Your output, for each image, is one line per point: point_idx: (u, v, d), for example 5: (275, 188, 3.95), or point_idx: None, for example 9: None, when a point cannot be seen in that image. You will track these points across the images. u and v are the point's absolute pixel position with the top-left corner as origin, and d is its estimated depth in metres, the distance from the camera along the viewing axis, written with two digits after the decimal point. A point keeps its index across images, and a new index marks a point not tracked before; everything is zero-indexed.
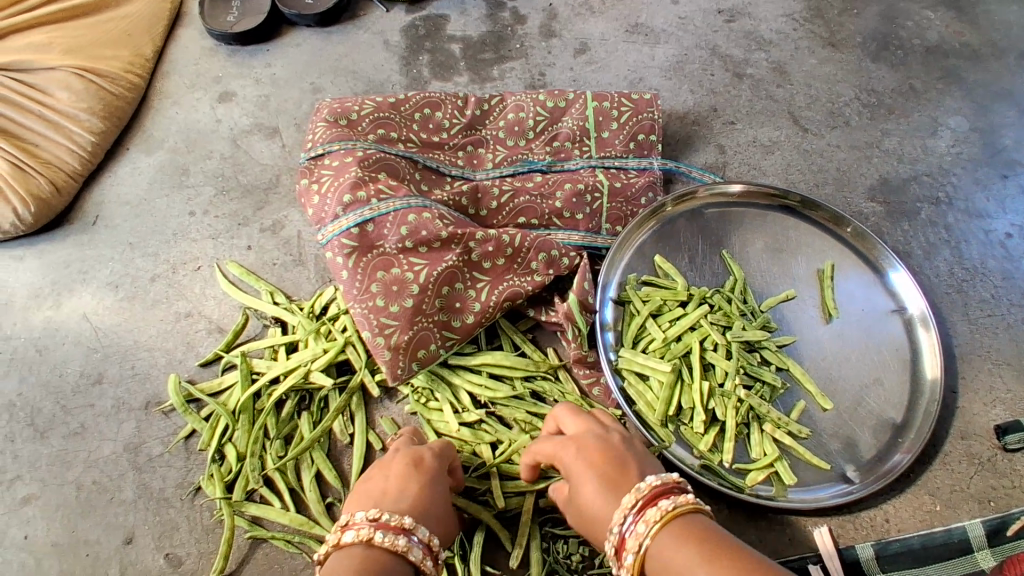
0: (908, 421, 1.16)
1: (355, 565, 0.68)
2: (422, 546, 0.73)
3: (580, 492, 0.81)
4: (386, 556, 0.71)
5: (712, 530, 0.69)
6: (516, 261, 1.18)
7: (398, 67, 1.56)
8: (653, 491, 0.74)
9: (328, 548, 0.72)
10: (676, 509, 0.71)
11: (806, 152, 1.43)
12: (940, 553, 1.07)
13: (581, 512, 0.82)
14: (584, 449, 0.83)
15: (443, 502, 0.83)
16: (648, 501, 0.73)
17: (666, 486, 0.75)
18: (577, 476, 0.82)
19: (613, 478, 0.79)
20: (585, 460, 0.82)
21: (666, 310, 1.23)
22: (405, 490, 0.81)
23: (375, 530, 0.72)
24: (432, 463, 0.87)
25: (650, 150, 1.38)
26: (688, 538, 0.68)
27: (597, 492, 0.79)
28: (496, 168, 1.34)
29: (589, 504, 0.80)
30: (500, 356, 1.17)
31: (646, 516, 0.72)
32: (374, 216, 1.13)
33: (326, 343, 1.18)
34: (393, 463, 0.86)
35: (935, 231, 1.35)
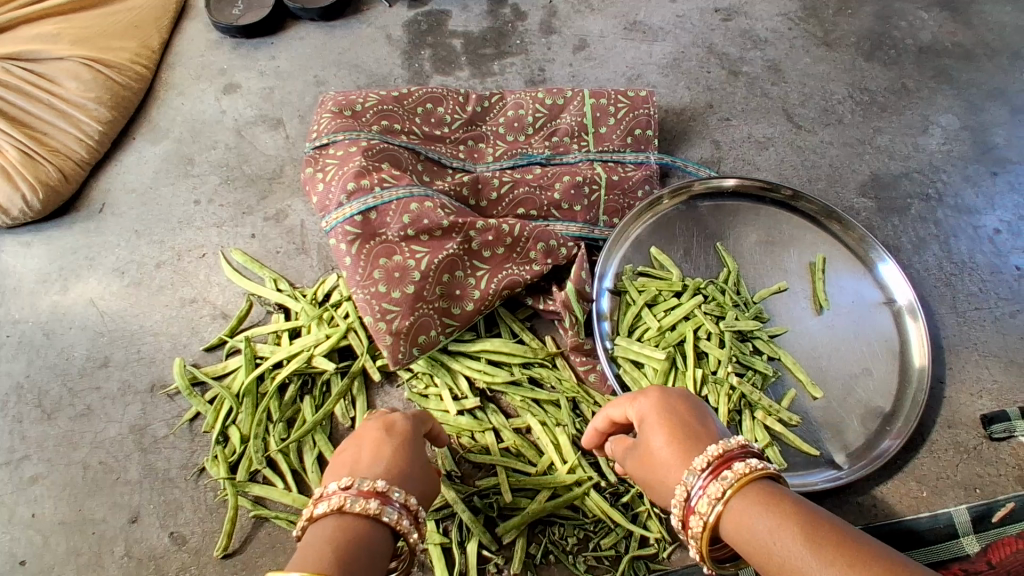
0: (896, 410, 1.19)
1: (330, 534, 0.67)
2: (398, 507, 0.73)
3: (647, 446, 0.77)
4: (362, 520, 0.70)
5: (790, 496, 0.65)
6: (515, 250, 1.21)
7: (400, 61, 1.59)
8: (725, 455, 0.70)
9: (304, 522, 0.71)
10: (749, 475, 0.68)
11: (800, 149, 1.46)
12: (926, 538, 1.09)
13: (648, 468, 0.77)
14: (657, 401, 0.79)
15: (418, 463, 0.82)
16: (719, 466, 0.69)
17: (738, 450, 0.70)
18: (646, 429, 0.78)
19: (686, 432, 0.75)
20: (656, 411, 0.78)
21: (660, 301, 1.26)
22: (379, 456, 0.80)
23: (350, 497, 0.71)
24: (403, 427, 0.87)
25: (647, 145, 1.41)
26: (764, 505, 0.65)
27: (668, 444, 0.74)
28: (496, 161, 1.38)
29: (658, 458, 0.75)
30: (499, 343, 1.20)
31: (716, 482, 0.68)
32: (377, 205, 1.16)
33: (328, 329, 1.20)
34: (365, 431, 0.85)
35: (924, 226, 1.38)
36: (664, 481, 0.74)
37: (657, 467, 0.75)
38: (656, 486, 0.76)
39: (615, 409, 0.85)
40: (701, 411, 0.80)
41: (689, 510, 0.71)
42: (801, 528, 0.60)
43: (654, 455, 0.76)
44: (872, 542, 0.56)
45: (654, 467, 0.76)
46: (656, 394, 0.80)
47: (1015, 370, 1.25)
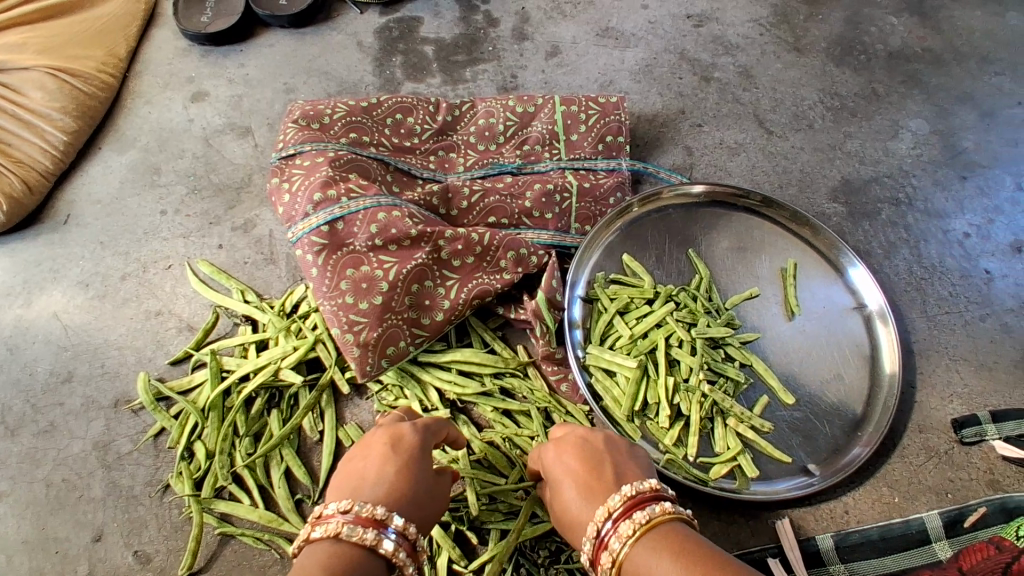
0: (866, 415, 1.19)
1: (322, 559, 0.66)
2: (395, 538, 0.71)
3: (559, 495, 0.81)
4: (356, 550, 0.68)
5: (694, 540, 0.67)
6: (485, 260, 1.20)
7: (371, 67, 1.57)
8: (635, 498, 0.73)
9: (300, 542, 0.70)
10: (656, 518, 0.70)
11: (771, 154, 1.46)
12: (898, 544, 1.10)
13: (561, 515, 0.81)
14: (565, 451, 0.83)
15: (424, 483, 0.80)
16: (628, 508, 0.72)
17: (645, 494, 0.73)
18: (556, 478, 0.82)
19: (592, 478, 0.78)
20: (563, 462, 0.82)
21: (632, 308, 1.25)
22: (383, 473, 0.78)
23: (348, 522, 0.69)
24: (412, 441, 0.84)
25: (618, 152, 1.41)
26: (666, 546, 0.67)
27: (576, 493, 0.78)
28: (467, 172, 1.36)
29: (568, 506, 0.79)
30: (469, 353, 1.19)
31: (625, 522, 0.70)
32: (344, 215, 1.14)
33: (296, 341, 1.18)
34: (374, 444, 0.83)
35: (895, 230, 1.39)
36: (576, 528, 0.78)
37: (568, 515, 0.79)
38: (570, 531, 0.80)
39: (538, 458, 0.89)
40: (610, 450, 0.82)
41: (597, 553, 0.72)
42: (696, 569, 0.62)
43: (565, 504, 0.79)
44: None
45: (566, 515, 0.79)
46: (564, 443, 0.84)
47: (985, 373, 1.26)
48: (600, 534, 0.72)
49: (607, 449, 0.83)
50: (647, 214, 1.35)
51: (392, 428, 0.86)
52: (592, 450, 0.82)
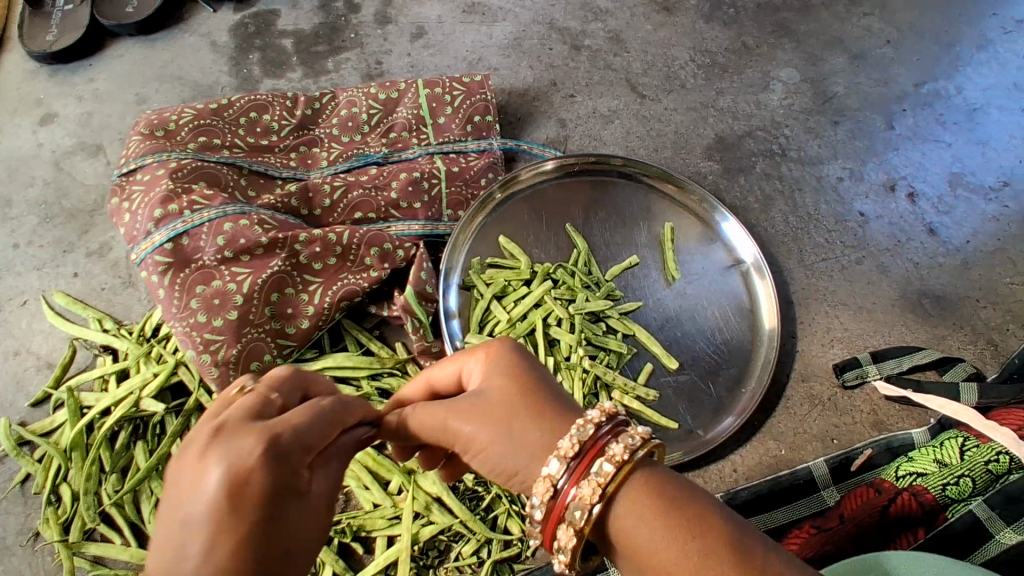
0: (748, 370, 1.19)
1: None
2: None
3: (492, 398, 0.62)
4: None
5: (671, 482, 0.55)
6: (348, 259, 1.16)
7: (228, 68, 1.50)
8: (602, 437, 0.57)
9: None
10: (630, 461, 0.55)
11: (644, 118, 1.45)
12: (787, 495, 1.10)
13: (484, 422, 0.61)
14: (503, 354, 0.66)
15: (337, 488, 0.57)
16: (592, 454, 0.56)
17: (606, 426, 0.58)
18: (491, 381, 0.63)
19: (540, 387, 0.63)
20: (504, 363, 0.64)
21: (510, 291, 1.22)
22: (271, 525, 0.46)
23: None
24: (283, 446, 0.50)
25: (488, 131, 1.37)
26: (648, 508, 0.53)
27: (523, 396, 0.61)
28: (331, 166, 1.31)
29: (510, 410, 0.61)
30: (342, 357, 1.15)
31: (597, 471, 0.55)
32: (188, 229, 1.09)
33: (156, 367, 1.13)
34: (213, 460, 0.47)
35: (770, 183, 1.39)
36: (522, 439, 0.60)
37: (508, 421, 0.60)
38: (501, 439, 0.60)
39: (446, 369, 0.69)
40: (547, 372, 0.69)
41: (561, 508, 0.56)
42: (700, 532, 0.50)
43: (502, 409, 0.61)
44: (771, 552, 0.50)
45: (501, 421, 0.61)
46: (501, 352, 0.66)
47: (863, 316, 1.27)
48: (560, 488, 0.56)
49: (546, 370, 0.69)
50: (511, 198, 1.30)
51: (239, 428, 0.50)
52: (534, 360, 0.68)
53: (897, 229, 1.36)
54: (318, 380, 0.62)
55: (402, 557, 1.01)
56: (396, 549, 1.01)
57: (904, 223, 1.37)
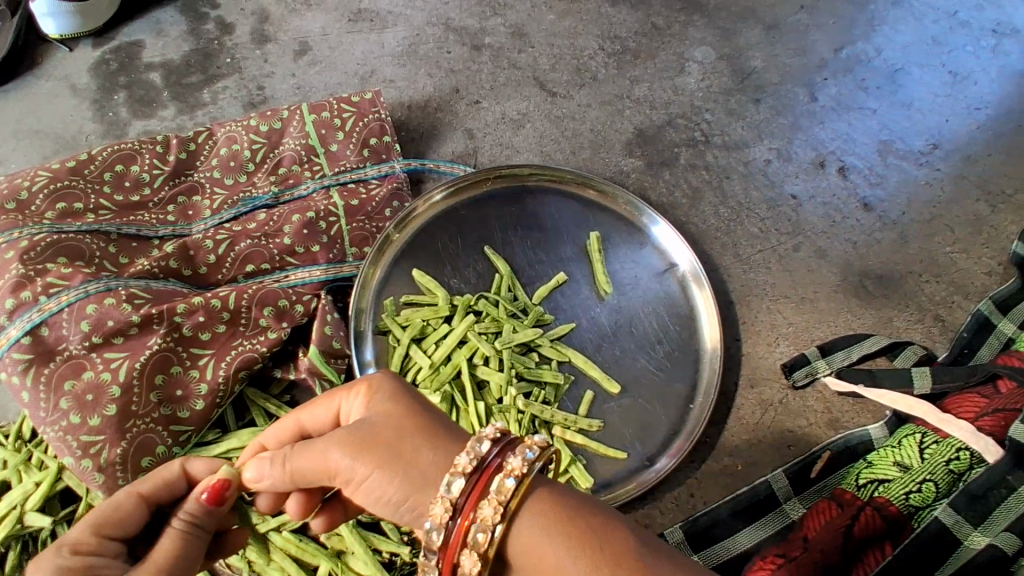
0: (694, 385, 1.11)
1: None
2: None
3: (376, 427, 0.62)
4: None
5: (573, 496, 0.57)
6: (240, 323, 1.04)
7: (90, 113, 1.34)
8: (499, 454, 0.58)
9: None
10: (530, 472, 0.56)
11: (557, 118, 1.34)
12: (747, 514, 1.03)
13: (369, 452, 0.61)
14: (385, 380, 0.66)
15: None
16: (489, 473, 0.56)
17: (506, 440, 0.59)
18: (374, 409, 0.63)
19: (426, 410, 0.64)
20: (385, 391, 0.65)
21: (430, 332, 1.11)
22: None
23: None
24: None
25: (388, 154, 1.25)
26: (551, 522, 0.54)
27: (408, 422, 0.62)
28: (214, 215, 1.16)
29: (395, 434, 0.61)
30: (250, 435, 1.03)
31: (499, 486, 0.55)
32: (45, 318, 0.97)
33: (38, 475, 1.02)
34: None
35: (697, 173, 1.30)
36: (409, 463, 0.59)
37: (394, 448, 0.60)
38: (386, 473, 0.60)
39: (323, 409, 0.69)
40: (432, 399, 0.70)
41: (465, 529, 0.55)
42: (595, 543, 0.52)
43: (385, 436, 0.61)
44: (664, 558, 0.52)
45: (387, 446, 0.60)
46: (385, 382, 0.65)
47: (806, 307, 1.20)
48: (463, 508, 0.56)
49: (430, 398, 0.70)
50: (415, 231, 1.18)
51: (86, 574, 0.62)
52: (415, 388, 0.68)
53: (832, 208, 1.30)
54: None
55: None
56: None
57: (838, 201, 1.31)
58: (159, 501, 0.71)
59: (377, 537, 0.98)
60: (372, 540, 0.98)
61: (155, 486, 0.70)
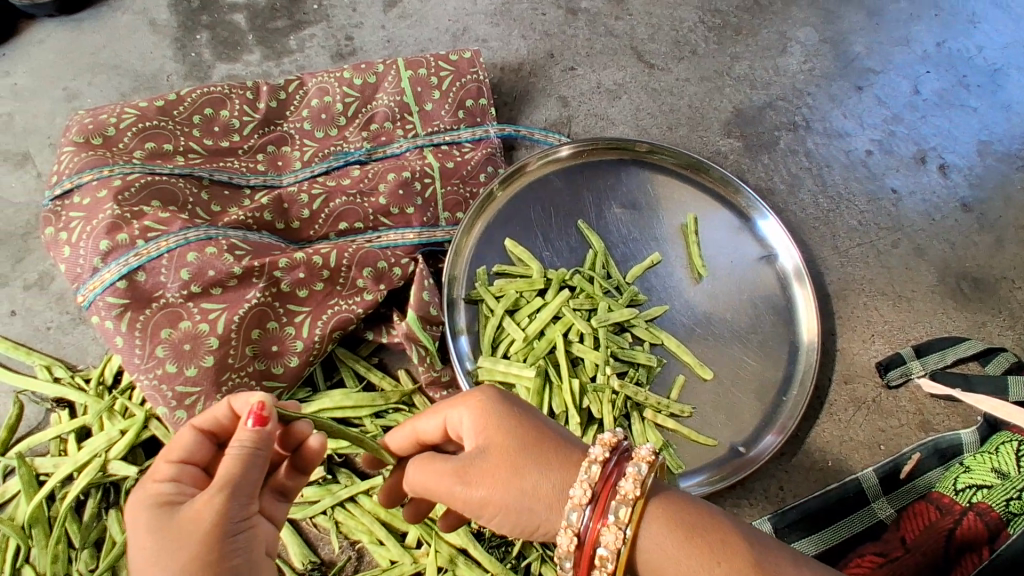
0: (789, 378, 1.09)
1: None
2: None
3: (488, 458, 0.60)
4: None
5: (695, 509, 0.56)
6: (338, 282, 1.02)
7: (171, 52, 1.29)
8: (619, 458, 0.58)
9: None
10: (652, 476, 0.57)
11: (654, 91, 1.30)
12: (836, 511, 1.01)
13: (484, 485, 0.60)
14: (490, 403, 0.63)
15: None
16: (613, 481, 0.57)
17: (614, 460, 0.58)
18: (482, 439, 0.62)
19: (537, 434, 0.62)
20: (493, 418, 0.62)
21: (523, 304, 1.08)
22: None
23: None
24: None
25: (483, 117, 1.19)
26: (676, 526, 0.55)
27: (521, 454, 0.60)
28: (306, 167, 1.12)
29: (509, 467, 0.60)
30: (340, 396, 1.02)
31: (626, 488, 0.56)
32: (143, 263, 0.94)
33: (123, 423, 1.00)
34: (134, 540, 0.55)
35: (796, 160, 1.28)
36: (523, 497, 0.59)
37: (508, 484, 0.59)
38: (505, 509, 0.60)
39: (432, 421, 0.66)
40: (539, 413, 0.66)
41: (592, 536, 0.56)
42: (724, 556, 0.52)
43: (499, 471, 0.60)
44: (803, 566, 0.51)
45: (502, 484, 0.59)
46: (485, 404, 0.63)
47: (904, 305, 1.19)
48: (591, 512, 0.56)
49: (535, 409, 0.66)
50: (512, 200, 1.14)
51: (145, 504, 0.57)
52: (521, 405, 0.65)
53: (932, 206, 1.27)
54: None
55: None
56: None
57: (937, 199, 1.28)
58: (218, 434, 0.67)
59: None
60: None
61: (210, 419, 0.66)
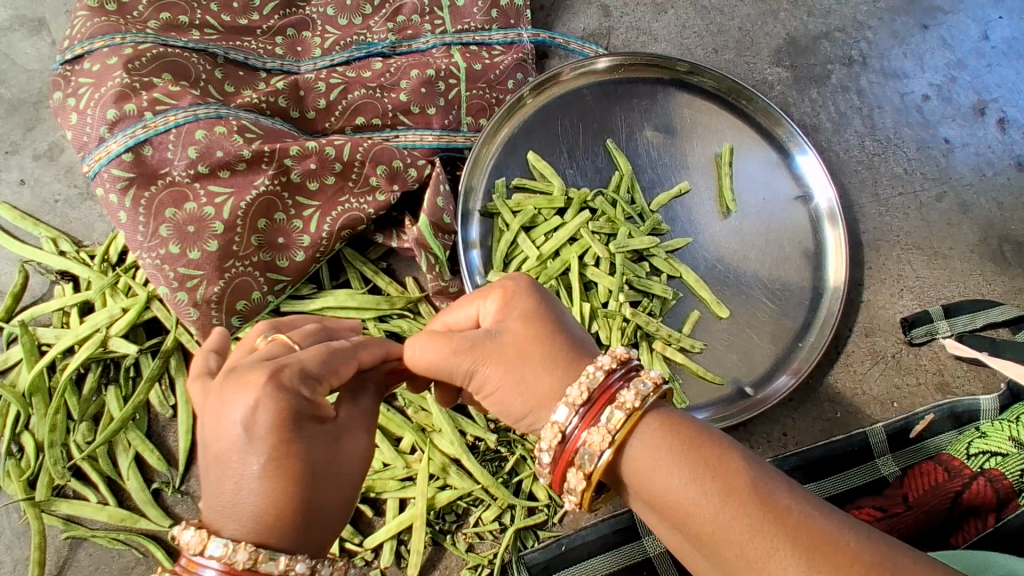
0: (809, 323, 1.05)
1: None
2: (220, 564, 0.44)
3: (511, 342, 0.57)
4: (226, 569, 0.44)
5: (697, 430, 0.50)
6: (350, 178, 0.98)
7: None
8: (612, 384, 0.53)
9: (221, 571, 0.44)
10: (643, 407, 0.51)
11: (703, 10, 1.22)
12: (838, 463, 0.99)
13: (498, 364, 0.56)
14: (539, 308, 0.59)
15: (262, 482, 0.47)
16: (605, 400, 0.52)
17: (614, 378, 0.53)
18: (508, 322, 0.58)
19: (568, 341, 0.57)
20: (529, 306, 0.59)
21: (540, 222, 1.04)
22: (244, 480, 0.47)
23: (208, 559, 0.45)
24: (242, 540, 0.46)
25: (517, 19, 1.12)
26: (668, 440, 0.50)
27: (552, 348, 0.56)
28: (326, 56, 1.06)
29: (530, 361, 0.56)
30: (344, 297, 1.00)
31: (604, 421, 0.51)
32: (150, 137, 0.90)
33: (126, 302, 0.99)
34: (220, 402, 0.49)
35: (846, 98, 1.20)
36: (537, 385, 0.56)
37: (527, 369, 0.56)
38: (513, 390, 0.56)
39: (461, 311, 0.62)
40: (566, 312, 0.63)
41: (567, 458, 0.53)
42: (717, 481, 0.46)
43: (518, 354, 0.56)
44: (807, 510, 0.44)
45: (520, 366, 0.56)
46: (536, 308, 0.59)
47: (939, 263, 1.13)
48: (569, 434, 0.53)
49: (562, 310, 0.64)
50: (540, 111, 1.08)
51: (245, 369, 0.51)
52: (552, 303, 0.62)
53: (984, 161, 1.19)
54: (228, 480, 0.47)
55: (415, 523, 0.92)
56: (409, 514, 0.93)
57: (992, 154, 1.20)
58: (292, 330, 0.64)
59: (465, 420, 0.96)
60: (461, 422, 0.96)
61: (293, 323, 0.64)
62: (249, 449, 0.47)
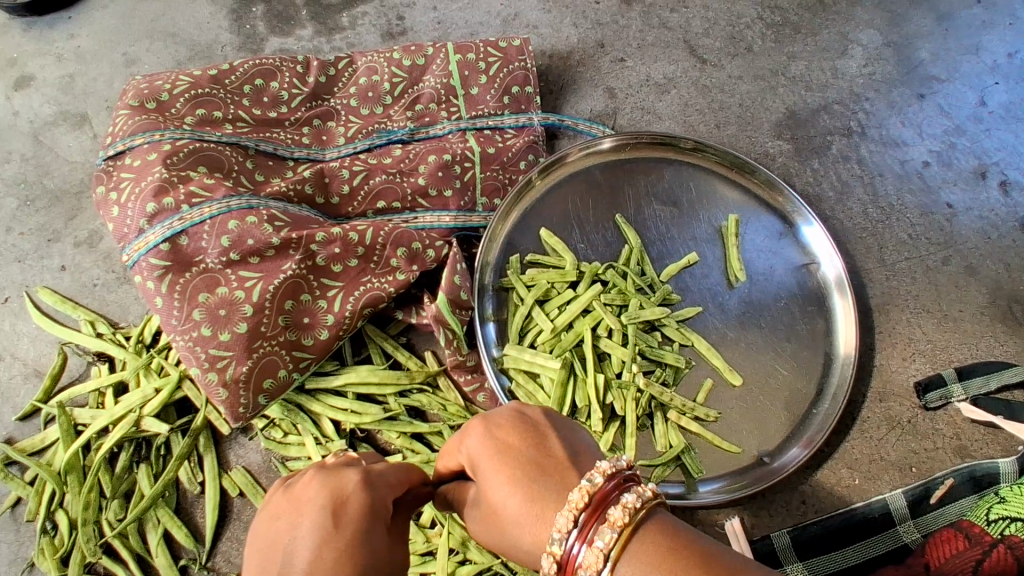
0: (822, 390, 1.06)
1: None
2: None
3: (490, 501, 0.56)
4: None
5: (684, 544, 0.47)
6: (372, 260, 1.04)
7: (227, 23, 1.36)
8: (596, 506, 0.51)
9: None
10: (630, 525, 0.49)
11: (704, 88, 1.29)
12: (859, 531, 0.99)
13: (488, 525, 0.57)
14: (490, 442, 0.58)
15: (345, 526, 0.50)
16: (592, 522, 0.50)
17: (602, 497, 0.51)
18: (482, 480, 0.57)
19: (528, 476, 0.55)
20: (492, 450, 0.57)
21: (554, 295, 1.07)
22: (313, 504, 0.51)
23: None
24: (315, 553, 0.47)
25: (527, 104, 1.19)
26: (656, 561, 0.47)
27: (511, 495, 0.54)
28: (349, 143, 1.13)
29: (500, 518, 0.55)
30: (366, 372, 1.04)
31: (590, 551, 0.48)
32: (186, 228, 0.96)
33: (159, 381, 1.04)
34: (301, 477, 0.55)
35: (848, 167, 1.25)
36: (516, 542, 0.54)
37: (506, 527, 0.55)
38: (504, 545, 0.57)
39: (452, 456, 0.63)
40: (548, 429, 0.59)
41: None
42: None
43: (499, 516, 0.55)
44: None
45: (501, 526, 0.55)
46: (487, 434, 0.59)
47: (949, 325, 1.14)
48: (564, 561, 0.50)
49: (544, 419, 0.60)
50: (551, 190, 1.13)
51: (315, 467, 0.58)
52: (522, 431, 0.58)
53: (989, 223, 1.22)
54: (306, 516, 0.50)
55: None
56: None
57: (996, 217, 1.22)
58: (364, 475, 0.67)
59: None
60: None
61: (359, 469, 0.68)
62: (320, 483, 0.53)
